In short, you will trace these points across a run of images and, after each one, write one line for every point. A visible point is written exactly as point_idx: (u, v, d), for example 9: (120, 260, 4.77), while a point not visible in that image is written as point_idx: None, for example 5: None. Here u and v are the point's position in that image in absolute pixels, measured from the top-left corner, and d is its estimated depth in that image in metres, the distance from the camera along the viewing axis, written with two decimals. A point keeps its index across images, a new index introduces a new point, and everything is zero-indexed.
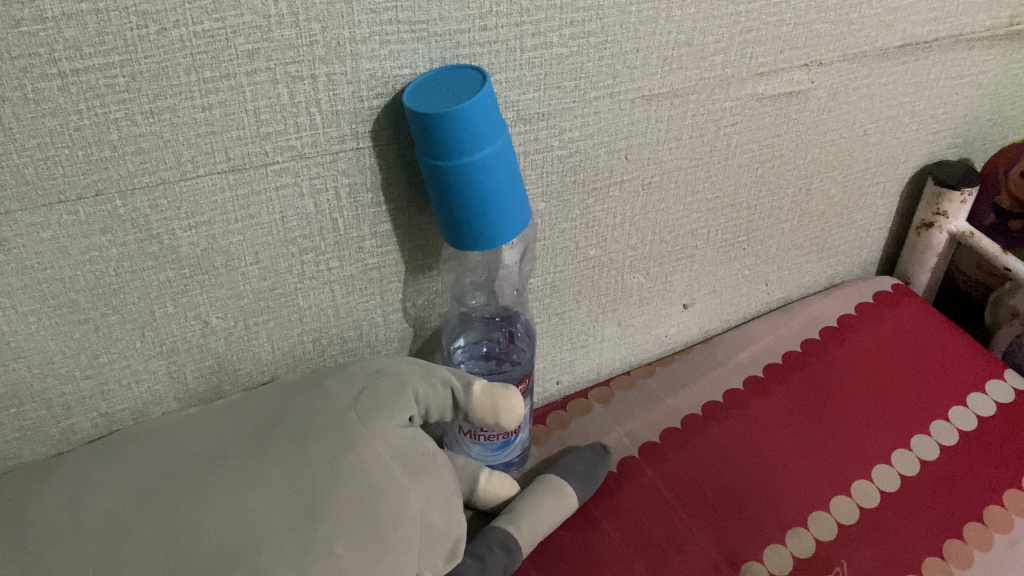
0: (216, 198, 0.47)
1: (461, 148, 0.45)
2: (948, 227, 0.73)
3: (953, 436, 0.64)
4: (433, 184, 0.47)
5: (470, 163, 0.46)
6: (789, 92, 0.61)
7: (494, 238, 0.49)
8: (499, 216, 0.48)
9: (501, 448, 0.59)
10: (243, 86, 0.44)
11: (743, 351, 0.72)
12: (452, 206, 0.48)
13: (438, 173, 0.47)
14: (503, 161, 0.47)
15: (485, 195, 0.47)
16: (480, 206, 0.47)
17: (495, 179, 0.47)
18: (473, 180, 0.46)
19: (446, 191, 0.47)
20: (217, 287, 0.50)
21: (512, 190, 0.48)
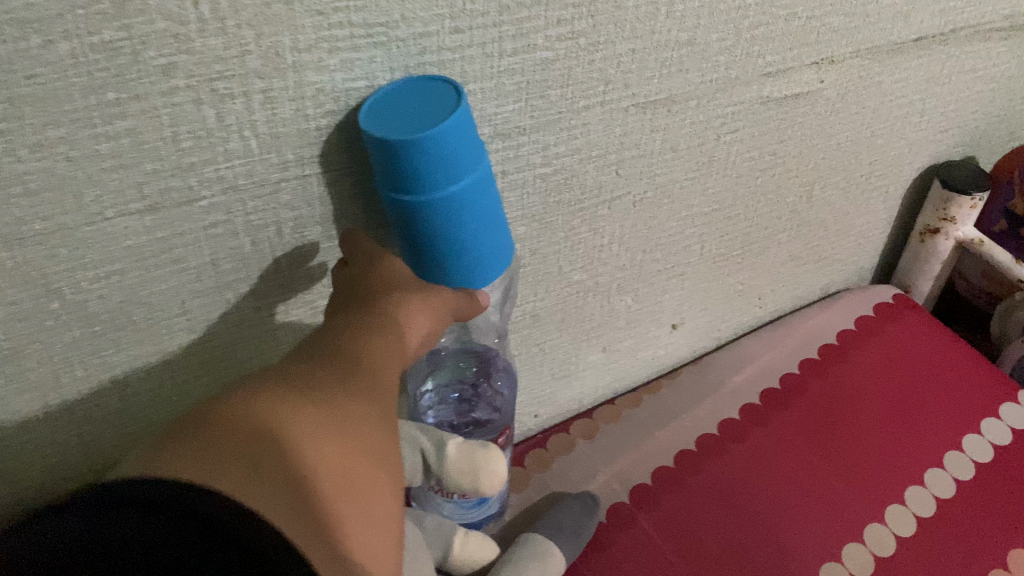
0: (129, 243, 0.38)
1: (433, 183, 0.37)
2: (956, 234, 0.67)
3: (969, 468, 0.59)
4: (398, 221, 0.39)
5: (445, 199, 0.37)
6: (796, 94, 0.54)
7: (472, 279, 0.41)
8: (478, 256, 0.40)
9: (476, 505, 0.52)
10: (157, 108, 0.35)
11: (737, 373, 0.65)
12: (421, 245, 0.39)
13: (404, 210, 0.38)
14: (484, 193, 0.39)
15: (461, 233, 0.39)
16: (456, 245, 0.39)
17: (474, 214, 0.39)
18: (445, 219, 0.38)
19: (413, 230, 0.39)
20: (137, 344, 0.42)
21: (493, 223, 0.40)
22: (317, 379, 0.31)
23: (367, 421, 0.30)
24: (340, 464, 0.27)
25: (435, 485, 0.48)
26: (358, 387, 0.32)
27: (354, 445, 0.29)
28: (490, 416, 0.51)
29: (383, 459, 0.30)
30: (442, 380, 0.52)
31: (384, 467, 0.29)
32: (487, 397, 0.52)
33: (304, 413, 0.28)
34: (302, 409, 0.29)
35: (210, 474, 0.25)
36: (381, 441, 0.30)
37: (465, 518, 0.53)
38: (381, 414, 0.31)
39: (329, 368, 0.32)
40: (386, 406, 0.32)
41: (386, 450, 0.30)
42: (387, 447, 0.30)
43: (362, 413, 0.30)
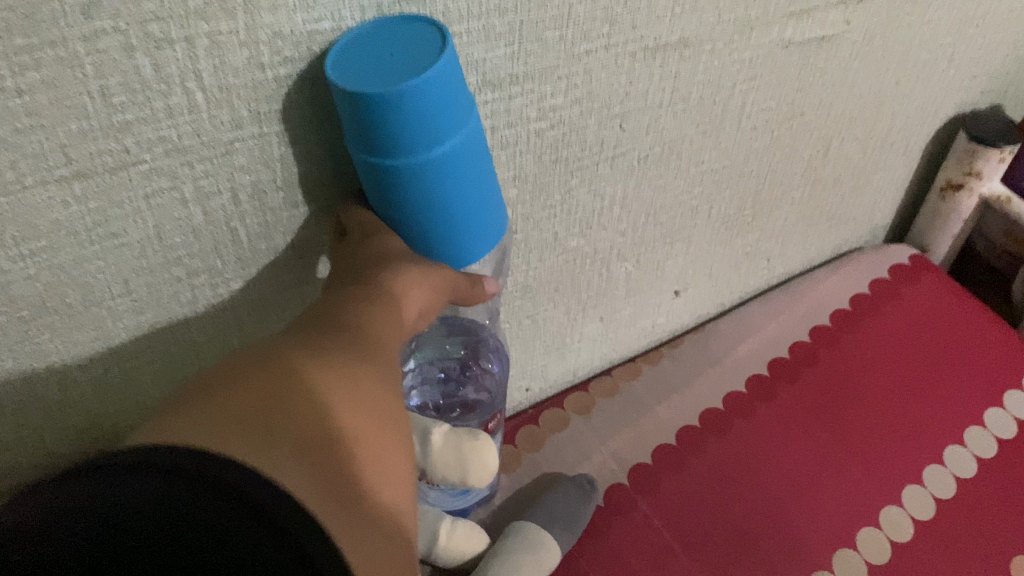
0: (56, 216, 0.32)
1: (412, 145, 0.31)
2: (979, 190, 0.62)
3: (990, 447, 0.55)
4: (375, 186, 0.33)
5: (430, 161, 0.32)
6: (820, 37, 0.48)
7: (460, 250, 0.36)
8: (467, 224, 0.35)
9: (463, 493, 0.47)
10: (79, 56, 0.29)
11: (743, 342, 0.61)
12: (402, 213, 0.34)
13: (381, 174, 0.32)
14: (473, 154, 0.33)
15: (448, 199, 0.33)
16: (442, 213, 0.34)
17: (463, 178, 0.33)
18: (428, 185, 0.33)
19: (392, 198, 0.33)
20: (75, 329, 0.36)
21: (484, 187, 0.35)
22: (328, 343, 0.28)
23: (382, 391, 0.27)
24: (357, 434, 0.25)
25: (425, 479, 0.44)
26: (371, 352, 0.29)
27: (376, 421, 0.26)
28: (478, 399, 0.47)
29: (398, 430, 0.27)
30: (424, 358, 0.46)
31: (401, 439, 0.27)
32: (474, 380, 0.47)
33: (316, 381, 0.25)
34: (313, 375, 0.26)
35: (217, 436, 0.22)
36: (397, 412, 0.27)
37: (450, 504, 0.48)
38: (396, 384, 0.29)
39: (335, 332, 0.29)
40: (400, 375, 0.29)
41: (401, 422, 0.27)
42: (402, 418, 0.27)
43: (378, 381, 0.27)
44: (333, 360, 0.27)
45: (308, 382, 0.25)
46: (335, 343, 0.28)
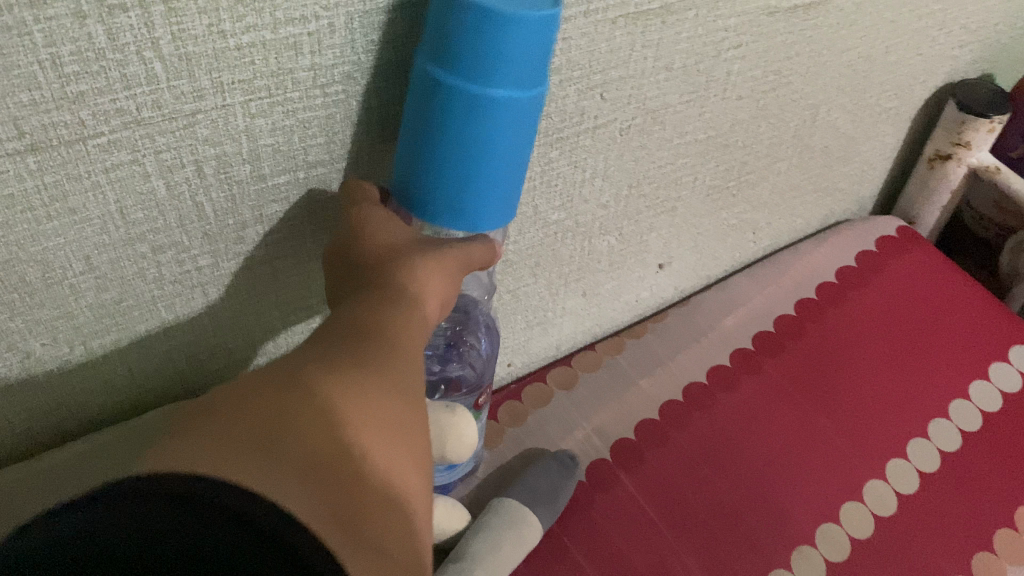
0: (10, 191, 0.31)
1: (479, 71, 0.29)
2: (968, 160, 0.61)
3: (975, 419, 0.55)
4: (416, 109, 0.31)
5: (495, 102, 0.30)
6: (806, 2, 0.47)
7: (478, 215, 0.33)
8: (497, 192, 0.32)
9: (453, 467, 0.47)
10: (27, 24, 0.27)
11: (728, 315, 0.60)
12: (438, 152, 0.31)
13: (439, 97, 0.30)
14: (534, 115, 0.31)
15: (495, 154, 0.31)
16: (482, 167, 0.31)
17: (518, 136, 0.31)
18: (471, 126, 0.30)
19: (428, 127, 0.31)
20: (35, 308, 0.35)
21: (523, 161, 0.33)
22: (346, 343, 0.27)
23: (400, 395, 0.27)
24: (369, 452, 0.24)
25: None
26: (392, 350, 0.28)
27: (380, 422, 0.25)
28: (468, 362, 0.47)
29: (415, 437, 0.26)
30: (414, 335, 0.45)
31: (418, 445, 0.26)
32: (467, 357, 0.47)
33: (329, 395, 0.25)
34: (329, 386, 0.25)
35: (231, 464, 0.23)
36: (416, 414, 0.27)
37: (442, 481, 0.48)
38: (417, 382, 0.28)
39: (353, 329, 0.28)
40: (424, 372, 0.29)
41: (420, 425, 0.27)
42: (420, 422, 0.27)
43: (396, 385, 0.27)
44: (350, 366, 0.26)
45: (322, 397, 0.25)
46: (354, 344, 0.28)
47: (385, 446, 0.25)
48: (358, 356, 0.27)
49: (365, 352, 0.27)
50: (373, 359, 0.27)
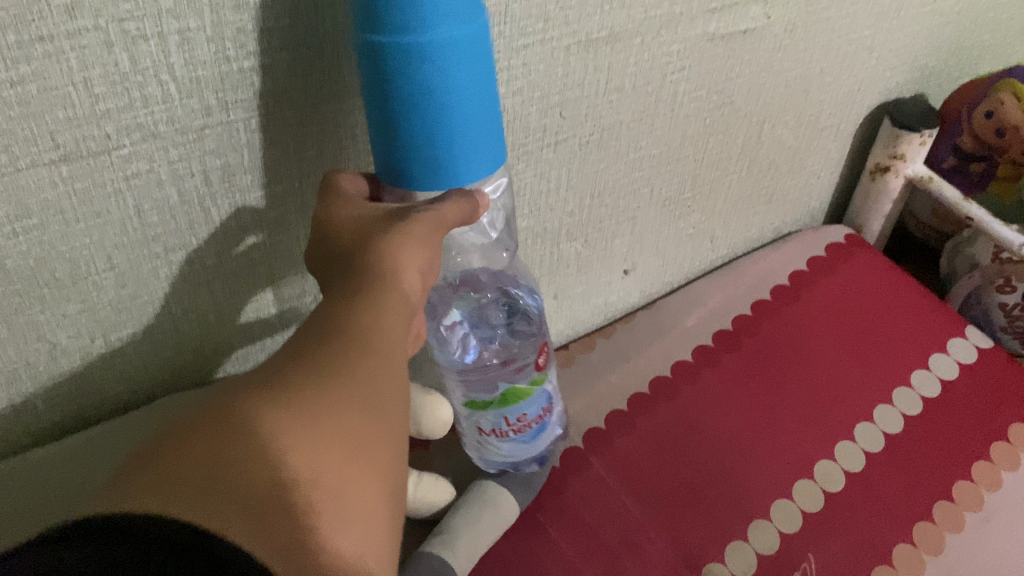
0: (46, 196, 0.36)
1: (412, 24, 0.31)
2: (905, 171, 0.67)
3: (916, 404, 0.60)
4: (369, 78, 0.33)
5: (426, 46, 0.32)
6: (742, 30, 0.53)
7: (455, 161, 0.36)
8: (468, 132, 0.35)
9: (538, 437, 0.50)
10: (64, 51, 0.32)
11: (689, 315, 0.65)
12: (398, 112, 0.34)
13: (377, 60, 0.32)
14: (476, 48, 0.33)
15: (446, 96, 0.33)
16: (439, 112, 0.34)
17: (465, 72, 0.33)
18: (421, 74, 0.32)
19: (385, 89, 0.33)
20: (63, 301, 0.40)
21: (483, 96, 0.35)
22: (307, 362, 0.31)
23: (355, 408, 0.30)
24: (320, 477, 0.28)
25: (497, 422, 0.47)
26: (355, 359, 0.31)
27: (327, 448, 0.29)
28: (520, 333, 0.49)
29: (369, 457, 0.29)
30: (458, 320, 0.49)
31: (374, 455, 0.30)
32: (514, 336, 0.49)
33: (282, 423, 0.29)
34: (283, 413, 0.29)
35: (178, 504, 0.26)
36: (371, 424, 0.30)
37: (531, 452, 0.51)
38: (379, 390, 0.31)
39: (319, 344, 0.32)
40: (390, 377, 0.32)
41: (377, 438, 0.30)
42: (376, 432, 0.30)
43: (352, 400, 0.30)
44: (305, 389, 0.30)
45: (276, 425, 0.29)
46: (315, 362, 0.31)
47: (336, 464, 0.28)
48: (317, 376, 0.31)
49: (326, 369, 0.31)
50: (331, 375, 0.31)
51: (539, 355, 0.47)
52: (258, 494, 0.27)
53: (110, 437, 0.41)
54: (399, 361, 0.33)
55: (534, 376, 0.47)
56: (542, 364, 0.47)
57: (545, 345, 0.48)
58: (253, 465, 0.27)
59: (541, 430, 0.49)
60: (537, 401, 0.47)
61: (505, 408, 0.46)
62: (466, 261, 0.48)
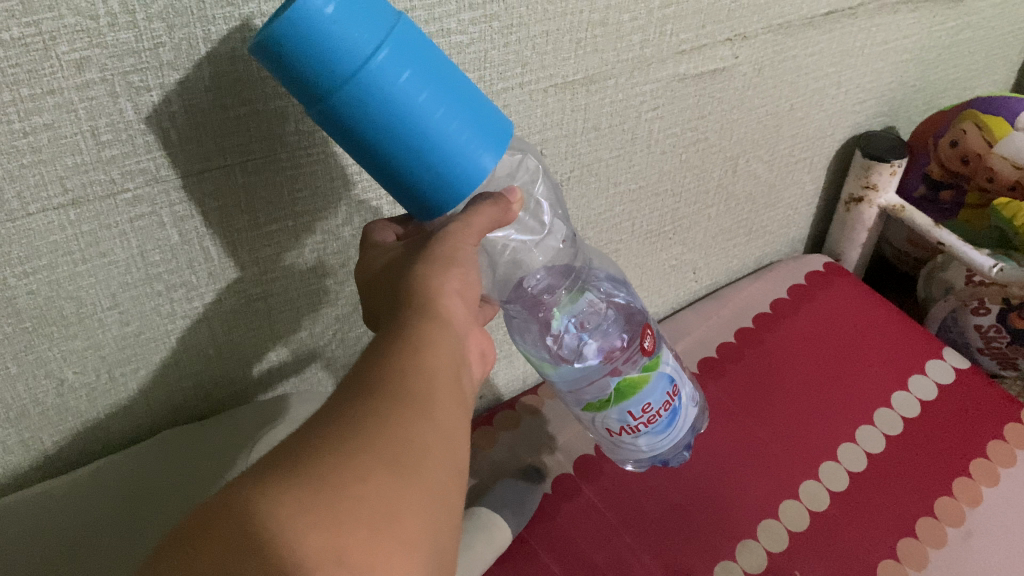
0: (55, 238, 0.38)
1: (343, 70, 0.30)
2: (879, 201, 0.70)
3: (897, 424, 0.62)
4: (344, 141, 0.32)
5: (368, 78, 0.30)
6: (712, 70, 0.55)
7: (464, 166, 0.33)
8: (458, 131, 0.33)
9: (672, 425, 0.48)
10: (73, 102, 0.35)
11: (675, 345, 0.68)
12: (383, 154, 0.32)
13: (336, 120, 0.31)
14: (418, 52, 0.31)
15: (417, 112, 0.31)
16: (418, 132, 0.32)
17: (421, 80, 0.31)
18: (379, 107, 0.31)
19: (363, 141, 0.32)
20: (70, 338, 0.42)
21: (454, 89, 0.33)
22: (342, 409, 0.27)
23: (391, 469, 0.25)
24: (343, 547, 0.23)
25: (621, 419, 0.46)
26: (396, 407, 0.27)
27: (349, 511, 0.23)
28: (621, 321, 0.47)
29: (405, 523, 0.24)
30: (560, 327, 0.46)
31: (407, 528, 0.24)
32: (614, 323, 0.46)
33: (299, 481, 0.24)
34: (308, 469, 0.24)
35: None
36: (410, 488, 0.25)
37: (676, 439, 0.49)
38: (420, 443, 0.26)
39: (357, 388, 0.28)
40: (436, 433, 0.27)
41: (415, 498, 0.25)
42: (413, 488, 0.25)
43: (387, 459, 0.25)
44: (335, 441, 0.25)
45: (294, 485, 0.24)
46: (350, 408, 0.27)
47: (362, 538, 0.23)
48: (350, 426, 0.26)
49: (362, 417, 0.26)
50: (366, 427, 0.26)
51: (645, 339, 0.45)
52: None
53: (96, 477, 0.44)
54: (444, 397, 0.28)
55: (645, 362, 0.45)
56: (649, 347, 0.46)
57: (647, 327, 0.46)
58: (268, 538, 0.23)
59: (674, 416, 0.48)
60: (657, 387, 0.46)
61: (624, 403, 0.45)
62: (529, 265, 0.45)
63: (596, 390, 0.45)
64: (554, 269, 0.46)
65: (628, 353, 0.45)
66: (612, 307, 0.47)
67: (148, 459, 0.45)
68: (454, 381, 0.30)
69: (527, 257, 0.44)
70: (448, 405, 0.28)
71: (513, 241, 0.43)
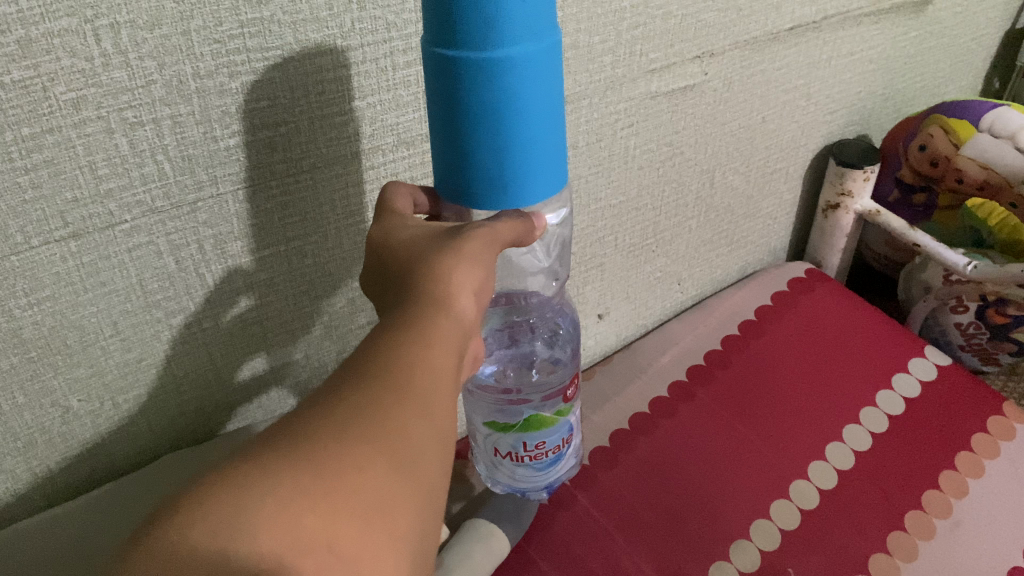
0: (57, 269, 0.40)
1: (489, 44, 0.32)
2: (855, 207, 0.72)
3: (883, 421, 0.63)
4: (441, 98, 0.34)
5: (501, 65, 0.32)
6: (683, 87, 0.58)
7: (518, 181, 0.36)
8: (533, 151, 0.35)
9: (551, 468, 0.50)
10: (71, 139, 0.37)
11: (664, 354, 0.69)
12: (466, 131, 0.34)
13: (450, 73, 0.33)
14: (549, 70, 0.34)
15: (515, 115, 0.34)
16: (505, 131, 0.34)
17: (534, 94, 0.34)
18: (493, 95, 0.33)
19: (458, 112, 0.34)
20: (74, 367, 0.44)
21: (550, 124, 0.36)
22: (340, 393, 0.28)
23: (385, 465, 0.26)
24: (337, 539, 0.24)
25: (514, 446, 0.47)
26: (393, 396, 0.28)
27: (342, 502, 0.24)
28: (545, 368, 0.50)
29: (396, 514, 0.25)
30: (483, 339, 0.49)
31: (398, 519, 0.25)
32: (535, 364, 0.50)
33: (296, 468, 0.25)
34: (301, 460, 0.25)
35: None
36: (402, 477, 0.26)
37: (543, 482, 0.51)
38: (416, 435, 0.27)
39: (355, 375, 0.29)
40: (431, 421, 0.28)
41: (407, 491, 0.26)
42: (403, 480, 0.26)
43: (383, 454, 0.26)
44: (333, 426, 0.26)
45: (291, 471, 0.25)
46: (350, 394, 0.28)
47: (352, 526, 0.24)
48: (350, 413, 0.27)
49: (358, 405, 0.27)
50: (364, 415, 0.27)
51: (569, 386, 0.47)
52: (257, 559, 0.23)
53: (107, 497, 0.46)
54: (442, 385, 0.30)
55: (561, 406, 0.47)
56: (569, 395, 0.47)
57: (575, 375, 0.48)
58: (262, 520, 0.23)
59: (557, 461, 0.50)
60: (558, 432, 0.47)
61: (526, 433, 0.46)
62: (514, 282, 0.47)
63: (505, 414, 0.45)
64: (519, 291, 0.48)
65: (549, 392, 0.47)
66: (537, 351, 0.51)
67: (157, 477, 0.46)
68: (454, 364, 0.31)
69: (524, 276, 0.47)
70: (446, 391, 0.30)
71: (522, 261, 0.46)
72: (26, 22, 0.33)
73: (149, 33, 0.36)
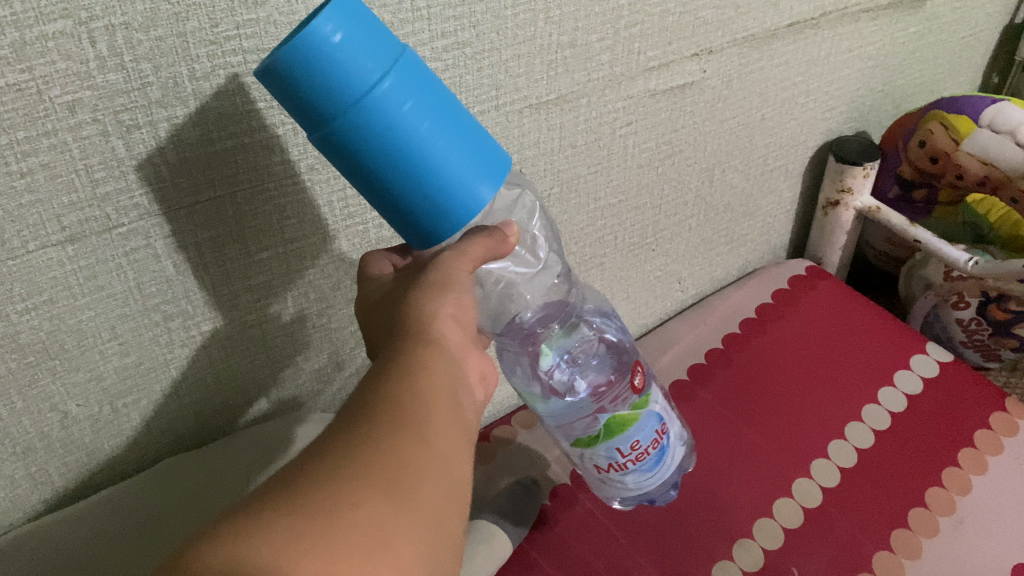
0: (55, 274, 0.40)
1: (348, 93, 0.31)
2: (854, 204, 0.72)
3: (885, 419, 0.63)
4: (348, 167, 0.33)
5: (374, 100, 0.31)
6: (681, 84, 0.57)
7: (466, 196, 0.34)
8: (458, 158, 0.34)
9: (661, 464, 0.49)
10: (67, 143, 0.36)
11: (665, 354, 0.69)
12: (386, 182, 0.33)
13: (338, 146, 0.32)
14: (419, 80, 0.33)
15: (420, 139, 0.33)
16: (422, 160, 0.33)
17: (422, 108, 0.32)
18: (384, 136, 0.32)
19: (369, 170, 0.33)
20: (72, 371, 0.43)
21: (458, 124, 0.34)
22: (326, 441, 0.28)
23: (381, 499, 0.26)
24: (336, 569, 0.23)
25: (611, 456, 0.47)
26: (384, 430, 0.28)
27: (338, 534, 0.24)
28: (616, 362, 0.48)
29: (393, 543, 0.25)
30: (550, 362, 0.46)
31: (399, 551, 0.25)
32: (602, 358, 0.48)
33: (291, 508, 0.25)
34: (297, 501, 0.25)
35: None
36: (399, 508, 0.26)
37: (663, 478, 0.50)
38: (414, 466, 0.27)
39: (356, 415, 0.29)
40: (427, 458, 0.28)
41: (408, 524, 0.26)
42: (399, 511, 0.26)
43: (379, 486, 0.26)
44: (328, 472, 0.26)
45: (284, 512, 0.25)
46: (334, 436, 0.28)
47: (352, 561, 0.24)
48: (340, 451, 0.27)
49: (351, 442, 0.28)
50: (359, 457, 0.27)
51: (634, 377, 0.47)
52: None
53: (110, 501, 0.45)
54: (431, 413, 0.30)
55: (635, 400, 0.46)
56: (638, 385, 0.46)
57: (636, 364, 0.47)
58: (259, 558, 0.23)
59: (662, 455, 0.48)
60: (646, 425, 0.46)
61: (613, 438, 0.46)
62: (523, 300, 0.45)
63: (586, 426, 0.46)
64: (549, 302, 0.47)
65: (619, 391, 0.46)
66: (604, 341, 0.48)
67: (160, 479, 0.46)
68: (451, 402, 0.31)
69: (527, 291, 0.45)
70: (445, 429, 0.30)
71: (509, 273, 0.44)
72: (19, 25, 0.33)
73: (143, 35, 0.35)
